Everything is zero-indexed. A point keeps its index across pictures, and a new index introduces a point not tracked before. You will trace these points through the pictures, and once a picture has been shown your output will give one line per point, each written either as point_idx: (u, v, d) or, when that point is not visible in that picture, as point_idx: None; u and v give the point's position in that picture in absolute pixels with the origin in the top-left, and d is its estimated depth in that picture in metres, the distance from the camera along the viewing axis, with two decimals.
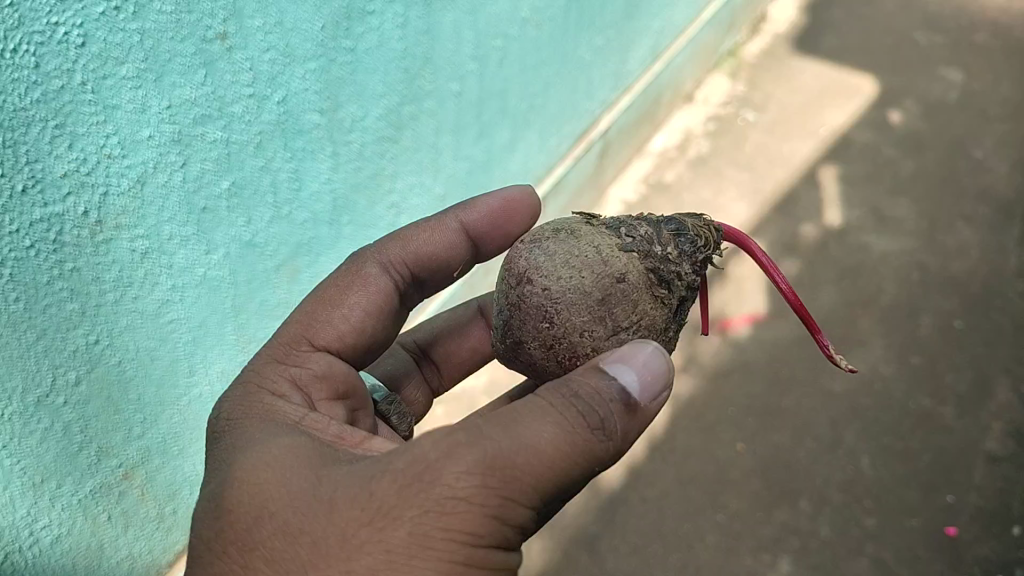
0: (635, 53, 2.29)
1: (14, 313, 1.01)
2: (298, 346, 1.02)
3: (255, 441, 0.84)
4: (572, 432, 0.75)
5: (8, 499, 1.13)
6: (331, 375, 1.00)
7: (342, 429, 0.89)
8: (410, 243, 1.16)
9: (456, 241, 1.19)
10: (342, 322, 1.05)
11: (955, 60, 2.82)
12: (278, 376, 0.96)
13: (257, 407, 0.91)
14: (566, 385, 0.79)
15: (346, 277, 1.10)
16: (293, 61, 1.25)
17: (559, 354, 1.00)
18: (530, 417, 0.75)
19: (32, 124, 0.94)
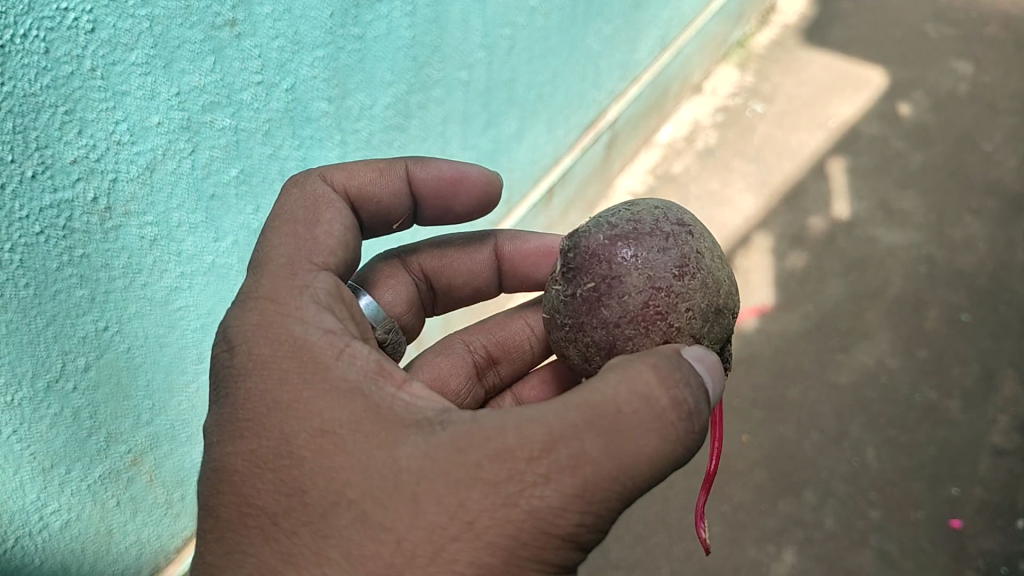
0: (644, 43, 2.29)
1: (24, 299, 1.02)
2: (301, 267, 0.87)
3: (303, 396, 0.77)
4: (670, 440, 0.72)
5: (18, 485, 1.14)
6: (340, 298, 0.86)
7: (382, 360, 0.81)
8: (356, 177, 1.00)
9: (400, 194, 1.03)
10: (313, 247, 0.89)
11: (964, 52, 2.80)
12: (296, 300, 0.83)
13: (287, 342, 0.80)
14: (672, 376, 0.75)
15: (301, 198, 0.93)
16: (301, 48, 1.25)
17: (621, 291, 0.98)
18: (636, 423, 0.71)
19: (41, 110, 0.94)
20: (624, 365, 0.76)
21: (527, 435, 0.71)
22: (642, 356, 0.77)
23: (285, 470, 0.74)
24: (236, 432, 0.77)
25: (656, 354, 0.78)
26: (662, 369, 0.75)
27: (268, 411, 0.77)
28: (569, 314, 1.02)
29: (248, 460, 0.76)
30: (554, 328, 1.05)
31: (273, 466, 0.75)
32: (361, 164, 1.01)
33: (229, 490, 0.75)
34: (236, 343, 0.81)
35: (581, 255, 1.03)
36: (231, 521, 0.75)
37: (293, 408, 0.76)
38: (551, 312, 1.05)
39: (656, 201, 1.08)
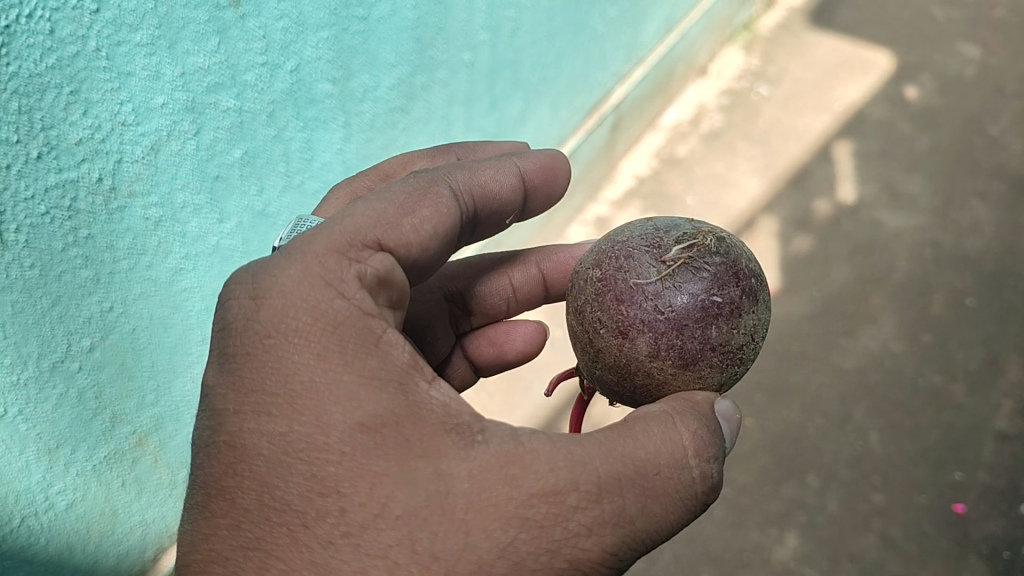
0: (649, 25, 2.27)
1: (29, 279, 1.02)
2: (364, 240, 0.80)
3: (342, 381, 0.72)
4: (696, 496, 0.75)
5: (25, 464, 1.14)
6: (395, 287, 0.81)
7: (415, 352, 0.76)
8: (478, 177, 0.92)
9: (525, 199, 0.97)
10: (392, 230, 0.82)
11: (972, 34, 2.77)
12: (345, 273, 0.77)
13: (326, 317, 0.74)
14: (710, 440, 0.78)
15: (410, 186, 0.85)
16: (305, 30, 1.24)
17: (738, 332, 0.98)
18: (671, 480, 0.74)
19: (46, 91, 0.94)
20: (669, 420, 0.77)
21: (572, 477, 0.70)
22: (688, 413, 0.79)
23: (319, 465, 0.69)
24: (263, 409, 0.72)
25: (698, 414, 0.80)
26: (698, 430, 0.77)
27: (302, 393, 0.71)
28: (675, 312, 0.97)
29: (275, 445, 0.71)
30: (635, 306, 0.98)
31: (303, 457, 0.70)
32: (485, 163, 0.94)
33: (253, 477, 0.70)
34: (265, 308, 0.75)
35: (723, 268, 0.99)
36: (250, 510, 0.69)
37: (331, 394, 0.71)
38: (646, 292, 0.99)
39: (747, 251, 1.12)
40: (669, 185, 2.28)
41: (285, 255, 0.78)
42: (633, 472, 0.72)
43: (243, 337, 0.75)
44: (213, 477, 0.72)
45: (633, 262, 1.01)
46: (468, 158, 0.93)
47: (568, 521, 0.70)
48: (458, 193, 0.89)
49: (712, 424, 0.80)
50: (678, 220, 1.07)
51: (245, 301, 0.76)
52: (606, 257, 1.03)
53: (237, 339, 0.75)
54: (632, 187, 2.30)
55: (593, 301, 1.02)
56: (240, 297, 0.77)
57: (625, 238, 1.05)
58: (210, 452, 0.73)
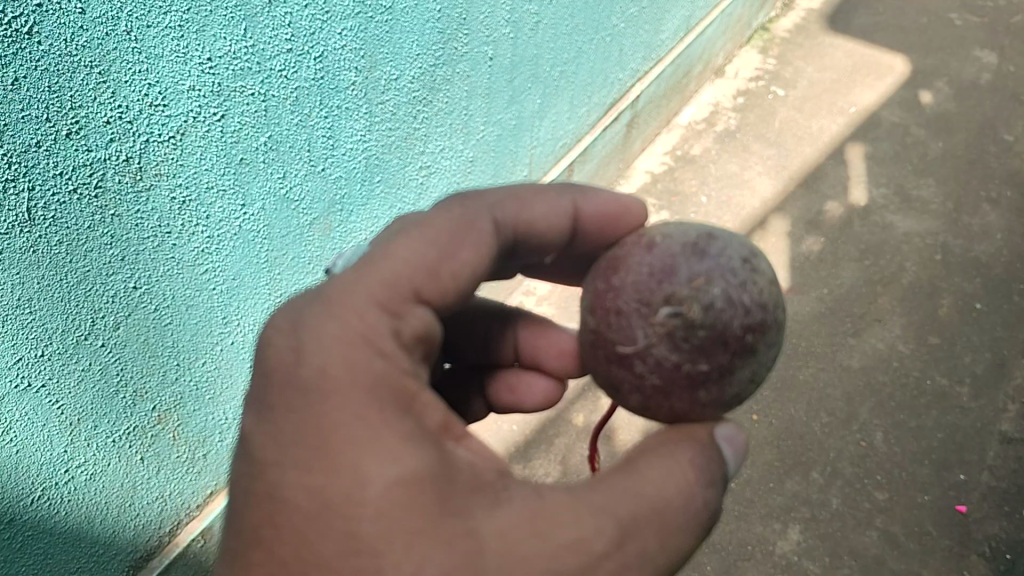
0: (668, 23, 2.30)
1: (58, 255, 1.06)
2: (400, 291, 0.85)
3: (379, 436, 0.74)
4: (700, 529, 0.82)
5: (47, 437, 1.18)
6: (428, 335, 0.88)
7: (447, 411, 0.82)
8: (526, 209, 1.02)
9: (562, 232, 1.06)
10: (433, 278, 0.89)
11: (989, 41, 2.79)
12: (381, 324, 0.81)
13: (365, 376, 0.77)
14: (708, 472, 0.84)
15: (451, 220, 0.93)
16: (331, 19, 1.27)
17: (727, 389, 0.95)
18: (681, 520, 0.80)
19: (78, 71, 0.98)
20: (667, 458, 0.83)
21: (598, 523, 0.75)
22: (682, 450, 0.85)
23: (355, 521, 0.71)
24: (303, 461, 0.74)
25: (698, 453, 0.86)
26: (695, 463, 0.84)
27: (339, 447, 0.73)
28: (660, 378, 0.94)
29: (314, 496, 0.72)
30: (623, 366, 0.96)
31: (339, 512, 0.71)
32: (532, 196, 1.03)
33: (291, 530, 0.72)
34: (314, 362, 0.78)
35: (709, 339, 0.92)
36: (288, 562, 0.71)
37: (368, 448, 0.73)
38: (630, 358, 0.95)
39: (766, 266, 0.99)
40: (682, 183, 2.31)
41: (318, 298, 0.83)
42: (646, 511, 0.78)
43: (282, 391, 0.78)
44: (250, 528, 0.74)
45: (621, 321, 0.96)
46: (522, 188, 1.03)
47: (596, 566, 0.74)
48: (501, 224, 0.98)
49: (707, 459, 0.86)
50: (678, 258, 0.96)
51: (288, 351, 0.79)
52: (598, 305, 0.99)
53: (276, 395, 0.78)
54: (647, 183, 2.33)
55: (589, 346, 1.01)
56: (281, 346, 0.80)
57: (619, 285, 0.98)
58: (250, 500, 0.75)
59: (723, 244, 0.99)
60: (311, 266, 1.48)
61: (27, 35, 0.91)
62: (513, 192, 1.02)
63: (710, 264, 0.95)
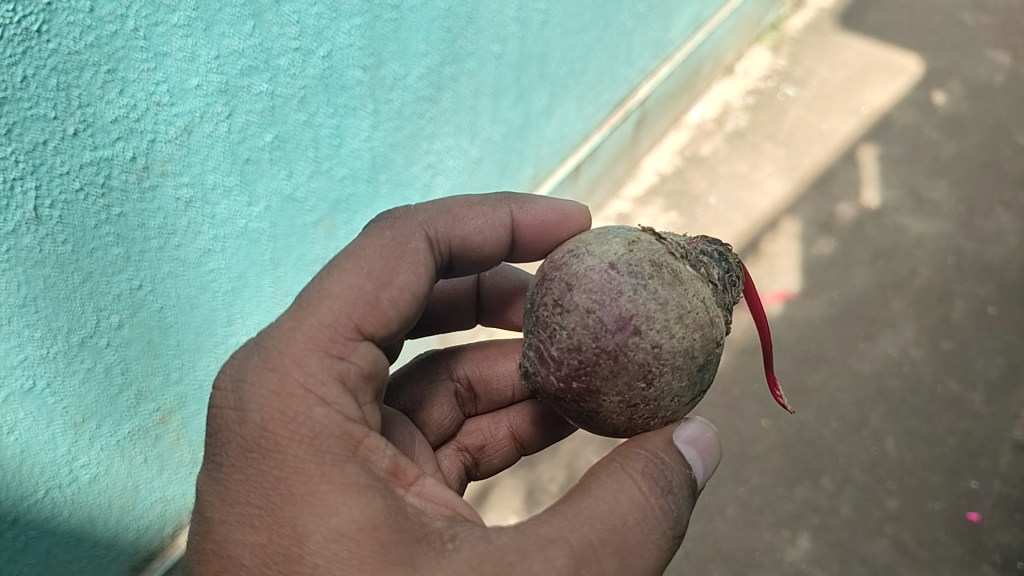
0: (678, 21, 2.26)
1: (62, 254, 1.03)
2: (342, 330, 0.83)
3: (320, 493, 0.74)
4: (666, 544, 0.77)
5: (50, 438, 1.16)
6: (375, 374, 0.85)
7: (397, 454, 0.80)
8: (459, 223, 0.98)
9: (500, 243, 1.03)
10: (372, 310, 0.85)
11: (1002, 42, 2.76)
12: (323, 373, 0.80)
13: (303, 427, 0.76)
14: (667, 476, 0.81)
15: (383, 246, 0.90)
16: (339, 16, 1.25)
17: (614, 418, 0.93)
18: (637, 538, 0.75)
19: (85, 68, 0.95)
20: (618, 472, 0.80)
21: (550, 553, 0.72)
22: (632, 461, 0.81)
23: None
24: (247, 519, 0.75)
25: (652, 461, 0.82)
26: (652, 472, 0.80)
27: (281, 504, 0.74)
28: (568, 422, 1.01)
29: (258, 553, 0.74)
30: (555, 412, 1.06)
31: (281, 569, 0.72)
32: (466, 210, 1.00)
33: None
34: (254, 424, 0.77)
35: (547, 396, 0.97)
36: None
37: (308, 504, 0.73)
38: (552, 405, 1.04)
39: (581, 298, 0.92)
40: (691, 183, 2.28)
41: (256, 339, 0.83)
42: (603, 532, 0.74)
43: (227, 446, 0.78)
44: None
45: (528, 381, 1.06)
46: (452, 202, 1.00)
47: None
48: (434, 242, 0.95)
49: (662, 464, 0.82)
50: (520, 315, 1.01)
51: (231, 411, 0.79)
52: None
53: (222, 451, 0.78)
54: (655, 183, 2.30)
55: None
56: (224, 409, 0.79)
57: None
58: (202, 559, 0.77)
59: (542, 285, 0.97)
60: (315, 266, 1.45)
61: (35, 33, 0.89)
62: (445, 207, 0.99)
63: (531, 321, 0.97)
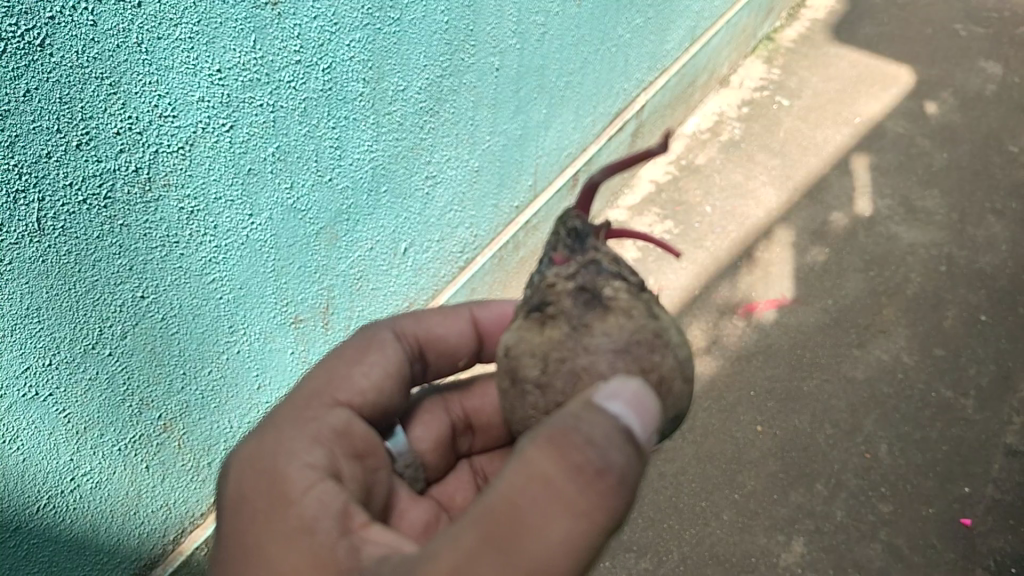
0: (674, 34, 2.29)
1: (67, 264, 1.06)
2: (322, 401, 0.98)
3: (265, 545, 0.79)
4: (582, 512, 0.65)
5: (54, 445, 1.18)
6: (349, 433, 0.97)
7: (348, 504, 0.83)
8: (423, 321, 1.15)
9: (465, 336, 1.18)
10: (346, 387, 1.02)
11: (994, 52, 2.80)
12: (297, 436, 0.92)
13: (265, 477, 0.86)
14: (573, 431, 0.67)
15: (357, 342, 1.08)
16: (340, 30, 1.27)
17: None
18: (533, 518, 0.64)
19: (88, 82, 0.97)
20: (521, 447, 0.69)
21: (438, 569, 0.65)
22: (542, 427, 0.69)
23: None
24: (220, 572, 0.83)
25: (564, 418, 0.69)
26: (555, 433, 0.67)
27: (238, 554, 0.81)
28: None
29: None
30: None
31: None
32: (429, 314, 1.17)
33: None
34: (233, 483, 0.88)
35: None
36: None
37: (257, 553, 0.80)
38: None
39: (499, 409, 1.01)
40: (687, 193, 2.31)
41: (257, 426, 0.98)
42: (491, 525, 0.65)
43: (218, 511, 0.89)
44: None
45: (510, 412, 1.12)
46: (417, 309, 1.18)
47: None
48: (403, 335, 1.12)
49: (575, 419, 0.68)
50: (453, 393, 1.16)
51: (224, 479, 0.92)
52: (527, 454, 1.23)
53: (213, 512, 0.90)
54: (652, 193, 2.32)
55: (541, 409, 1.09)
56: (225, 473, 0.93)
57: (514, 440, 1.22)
58: None
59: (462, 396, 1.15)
60: (317, 275, 1.48)
61: (38, 47, 0.91)
62: (411, 312, 1.17)
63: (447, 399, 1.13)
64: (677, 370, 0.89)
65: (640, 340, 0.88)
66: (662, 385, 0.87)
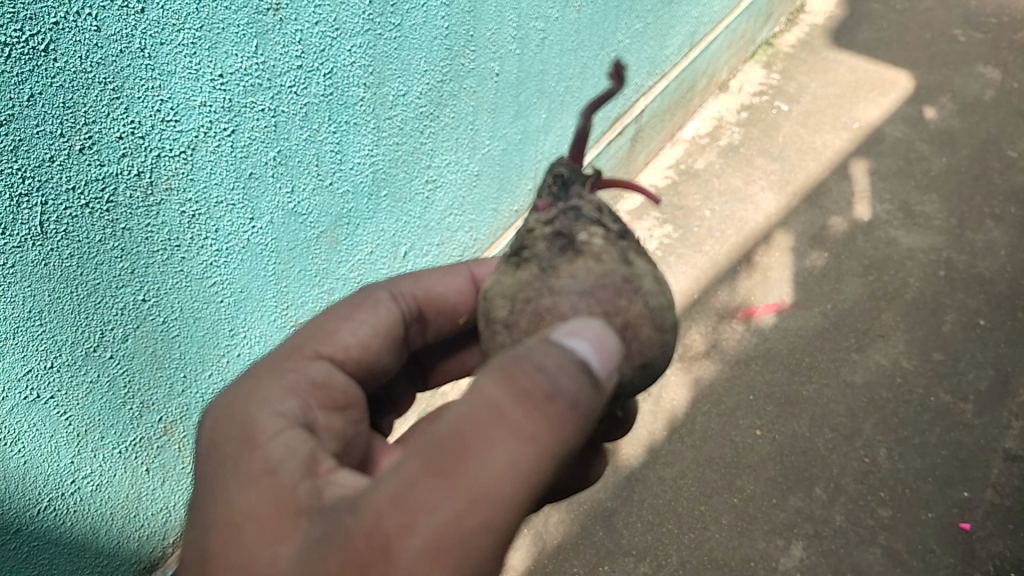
0: (673, 39, 2.30)
1: (69, 266, 1.06)
2: (305, 354, 1.01)
3: (229, 482, 0.81)
4: (533, 439, 0.65)
5: (55, 446, 1.18)
6: (330, 385, 0.99)
7: (315, 449, 0.84)
8: (422, 280, 1.17)
9: (464, 293, 1.20)
10: (329, 341, 1.03)
11: (993, 58, 2.81)
12: (275, 385, 0.94)
13: (237, 419, 0.87)
14: (524, 360, 0.67)
15: (351, 299, 1.11)
16: (341, 35, 1.28)
17: None
18: (481, 444, 0.65)
19: (92, 86, 0.98)
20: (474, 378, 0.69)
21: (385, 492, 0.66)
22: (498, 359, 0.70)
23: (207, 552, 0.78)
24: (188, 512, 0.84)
25: (520, 349, 0.69)
26: (507, 362, 0.68)
27: (204, 492, 0.83)
28: None
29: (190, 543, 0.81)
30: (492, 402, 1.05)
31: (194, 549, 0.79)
32: (428, 274, 1.19)
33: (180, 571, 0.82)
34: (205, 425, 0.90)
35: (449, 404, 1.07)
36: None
37: (221, 488, 0.81)
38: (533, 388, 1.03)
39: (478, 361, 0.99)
40: (686, 197, 2.31)
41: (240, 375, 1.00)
42: (438, 451, 0.66)
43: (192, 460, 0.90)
44: None
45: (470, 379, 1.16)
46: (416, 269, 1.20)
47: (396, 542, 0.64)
48: (400, 296, 1.14)
49: (528, 351, 0.69)
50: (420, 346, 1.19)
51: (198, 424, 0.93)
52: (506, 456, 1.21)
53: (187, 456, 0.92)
54: (651, 197, 2.33)
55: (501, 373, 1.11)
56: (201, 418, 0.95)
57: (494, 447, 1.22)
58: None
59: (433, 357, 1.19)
60: (317, 279, 1.48)
61: (43, 53, 0.92)
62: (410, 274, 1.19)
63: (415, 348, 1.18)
64: (647, 317, 0.87)
65: (606, 283, 0.86)
66: (628, 330, 0.85)
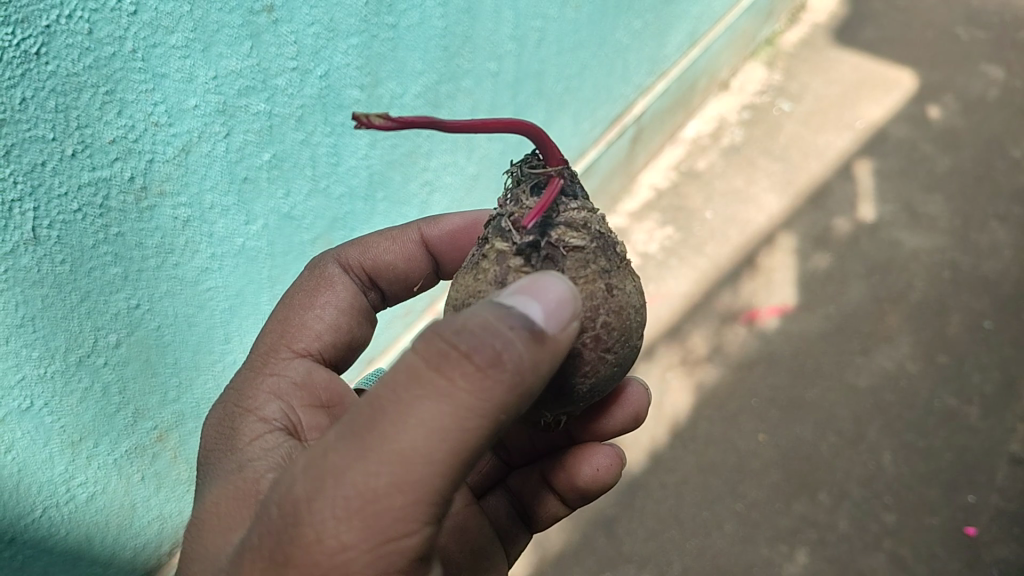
0: (673, 37, 2.27)
1: (61, 272, 1.03)
2: (280, 353, 1.00)
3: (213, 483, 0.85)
4: (455, 392, 0.63)
5: (49, 455, 1.16)
6: (311, 384, 0.97)
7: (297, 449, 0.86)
8: (371, 248, 1.13)
9: (417, 255, 1.16)
10: (301, 334, 1.02)
11: (996, 56, 2.78)
12: (255, 392, 0.95)
13: (221, 428, 0.92)
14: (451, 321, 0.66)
15: (308, 280, 1.08)
16: (336, 36, 1.25)
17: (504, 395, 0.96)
18: (403, 399, 0.63)
19: (83, 90, 0.95)
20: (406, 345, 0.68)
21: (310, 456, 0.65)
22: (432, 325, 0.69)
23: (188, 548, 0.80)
24: None
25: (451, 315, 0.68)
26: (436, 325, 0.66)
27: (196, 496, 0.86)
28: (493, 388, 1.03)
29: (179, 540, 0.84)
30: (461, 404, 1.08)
31: None
32: (374, 238, 1.15)
33: None
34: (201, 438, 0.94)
35: None
36: None
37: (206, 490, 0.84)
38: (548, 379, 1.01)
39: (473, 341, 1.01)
40: (688, 199, 2.29)
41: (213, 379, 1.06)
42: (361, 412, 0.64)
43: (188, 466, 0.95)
44: None
45: None
46: (366, 233, 1.15)
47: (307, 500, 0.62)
48: (348, 267, 1.11)
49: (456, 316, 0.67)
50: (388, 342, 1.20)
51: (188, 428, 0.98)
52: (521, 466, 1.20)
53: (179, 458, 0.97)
54: (651, 199, 2.30)
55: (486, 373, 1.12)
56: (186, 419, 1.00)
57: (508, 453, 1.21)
58: None
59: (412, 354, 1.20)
60: None
61: (34, 56, 0.89)
62: (355, 239, 1.15)
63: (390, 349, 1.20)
64: None
65: (474, 301, 0.89)
66: None
